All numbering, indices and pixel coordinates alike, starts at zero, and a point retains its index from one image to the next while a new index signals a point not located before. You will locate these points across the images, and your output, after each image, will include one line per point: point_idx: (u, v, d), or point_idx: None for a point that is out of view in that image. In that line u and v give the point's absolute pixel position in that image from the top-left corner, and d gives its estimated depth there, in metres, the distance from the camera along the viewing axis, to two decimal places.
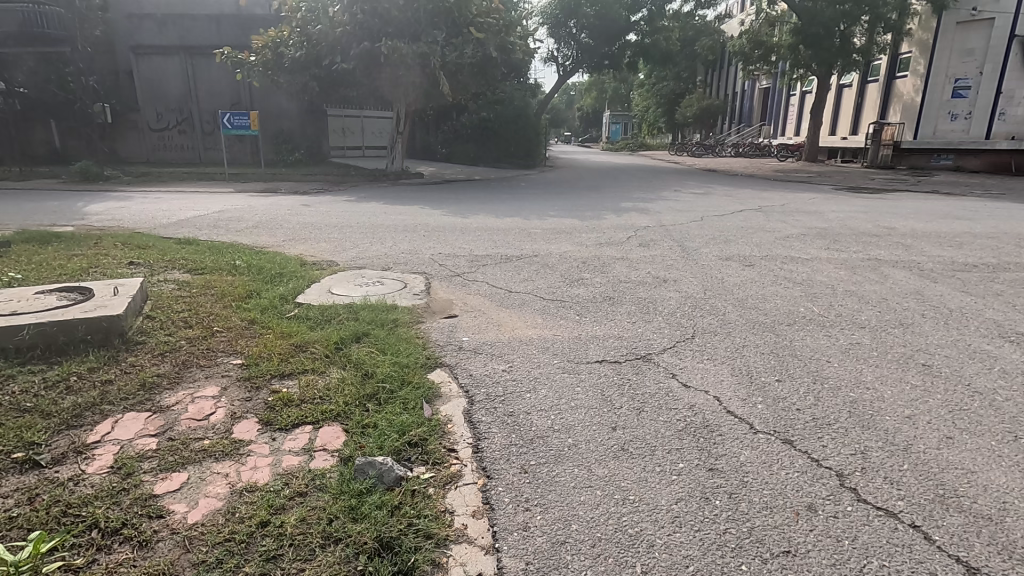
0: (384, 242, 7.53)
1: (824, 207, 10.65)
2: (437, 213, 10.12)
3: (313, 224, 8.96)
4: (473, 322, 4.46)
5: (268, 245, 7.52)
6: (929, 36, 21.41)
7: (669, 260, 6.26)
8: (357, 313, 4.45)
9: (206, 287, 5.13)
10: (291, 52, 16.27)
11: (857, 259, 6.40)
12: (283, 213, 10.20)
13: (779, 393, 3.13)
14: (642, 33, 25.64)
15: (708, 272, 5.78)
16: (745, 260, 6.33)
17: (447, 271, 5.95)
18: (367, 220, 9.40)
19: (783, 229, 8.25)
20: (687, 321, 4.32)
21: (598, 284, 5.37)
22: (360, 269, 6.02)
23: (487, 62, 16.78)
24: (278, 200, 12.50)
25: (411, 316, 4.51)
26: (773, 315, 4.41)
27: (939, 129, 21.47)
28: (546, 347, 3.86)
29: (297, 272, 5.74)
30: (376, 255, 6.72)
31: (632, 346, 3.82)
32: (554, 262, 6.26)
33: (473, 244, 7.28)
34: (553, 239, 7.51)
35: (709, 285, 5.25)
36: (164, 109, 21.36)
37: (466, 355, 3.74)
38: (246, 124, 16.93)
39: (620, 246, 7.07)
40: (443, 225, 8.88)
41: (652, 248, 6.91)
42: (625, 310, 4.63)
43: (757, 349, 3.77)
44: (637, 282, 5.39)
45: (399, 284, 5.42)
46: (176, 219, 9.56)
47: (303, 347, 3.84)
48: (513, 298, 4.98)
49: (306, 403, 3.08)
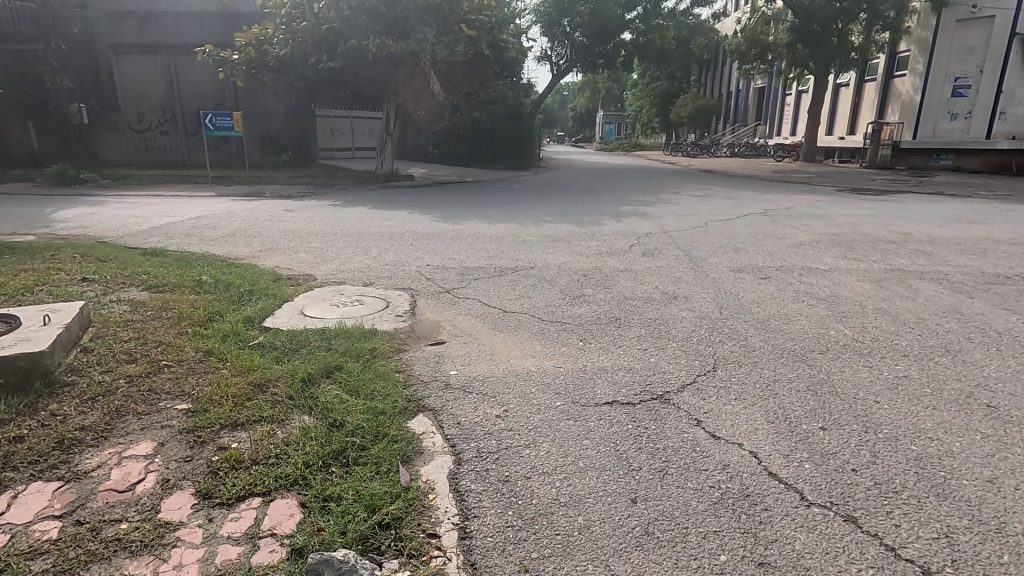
0: (367, 252, 6.99)
1: (832, 211, 10.21)
2: (427, 218, 9.59)
3: (292, 231, 8.41)
4: (462, 350, 3.93)
5: (241, 255, 6.96)
6: (928, 34, 21.08)
7: (677, 273, 5.77)
8: (331, 341, 3.91)
9: (162, 309, 4.55)
10: (276, 50, 15.68)
11: (878, 269, 5.93)
12: (264, 219, 9.64)
13: (828, 447, 2.62)
14: (637, 32, 25.22)
15: (721, 286, 5.29)
16: (758, 272, 5.84)
17: (435, 286, 5.42)
18: (352, 227, 8.85)
19: (794, 235, 7.79)
20: (704, 349, 3.81)
21: (602, 302, 4.85)
22: (339, 284, 5.47)
23: (479, 60, 16.24)
24: (261, 204, 11.92)
25: (392, 343, 3.98)
26: (801, 341, 3.91)
27: (939, 129, 21.11)
28: (546, 382, 3.34)
29: (268, 289, 5.17)
30: (358, 268, 6.19)
31: (644, 382, 3.32)
32: (552, 275, 5.74)
33: (464, 254, 6.76)
34: (550, 248, 7.00)
35: (723, 303, 4.76)
36: (146, 110, 20.70)
37: (454, 394, 3.22)
38: (229, 125, 16.29)
39: (622, 255, 6.57)
40: (433, 231, 8.37)
41: (657, 258, 6.41)
42: (634, 334, 4.11)
43: (791, 385, 3.26)
44: (644, 299, 4.89)
45: (381, 303, 4.87)
46: (148, 226, 8.98)
47: (263, 387, 3.28)
48: (507, 320, 4.47)
49: (257, 465, 2.53)
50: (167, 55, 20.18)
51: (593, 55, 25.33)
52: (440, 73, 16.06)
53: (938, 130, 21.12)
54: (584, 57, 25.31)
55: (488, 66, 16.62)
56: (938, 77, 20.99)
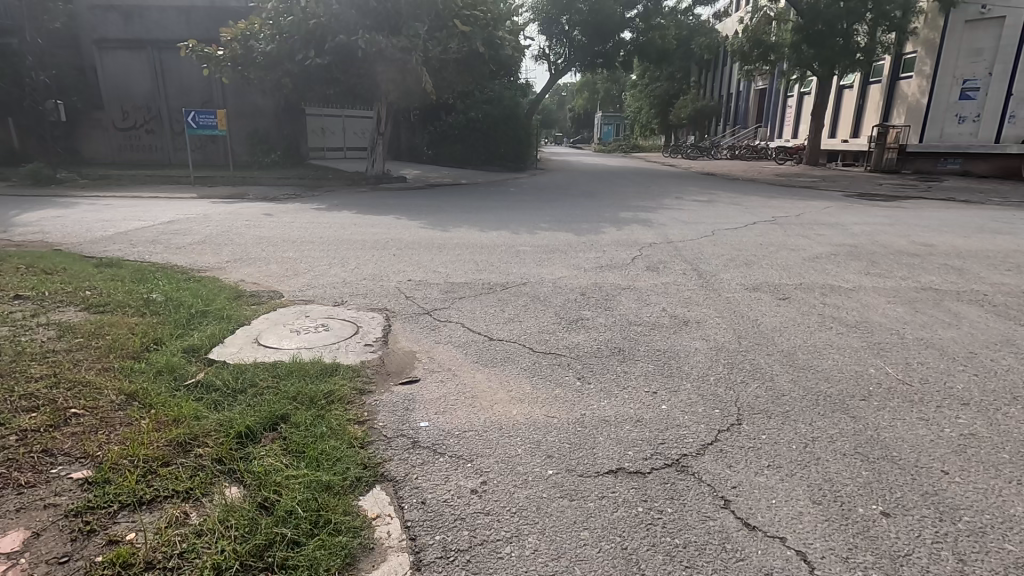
0: (345, 264, 6.38)
1: (845, 219, 9.65)
2: (415, 224, 9.00)
3: (268, 239, 7.81)
4: (438, 392, 3.33)
5: (204, 267, 6.34)
6: (936, 35, 20.53)
7: (685, 291, 5.20)
8: (285, 380, 3.29)
9: (93, 336, 3.92)
10: (261, 46, 15.05)
11: (909, 288, 5.35)
12: (240, 225, 9.01)
13: (898, 547, 2.02)
14: (636, 31, 24.68)
15: (736, 308, 4.71)
16: (775, 290, 5.25)
17: (414, 307, 4.81)
18: (333, 234, 8.24)
19: (808, 246, 7.22)
20: (725, 394, 3.21)
21: (602, 328, 4.26)
22: (306, 304, 4.86)
23: (474, 57, 15.64)
24: (241, 207, 11.29)
25: (355, 382, 3.37)
26: (838, 384, 3.30)
27: (946, 132, 20.60)
28: (535, 442, 2.74)
29: (224, 310, 4.56)
30: (332, 283, 5.58)
31: (655, 442, 2.73)
32: (546, 293, 5.14)
33: (450, 267, 6.16)
34: (545, 260, 6.40)
35: (741, 331, 4.16)
36: (130, 107, 20.04)
37: (421, 458, 2.62)
38: (213, 123, 15.66)
39: (624, 270, 5.98)
40: (420, 240, 7.77)
41: (663, 274, 5.83)
42: (641, 372, 3.51)
43: (836, 445, 2.66)
44: (651, 325, 4.31)
45: (349, 329, 4.25)
46: (112, 231, 8.35)
47: (187, 445, 2.65)
48: (492, 350, 3.88)
49: (152, 571, 1.93)
50: (152, 51, 19.53)
51: (592, 54, 24.76)
52: (433, 71, 15.44)
53: (945, 133, 20.63)
54: (583, 57, 24.72)
55: (483, 64, 16.01)
56: (945, 79, 20.47)
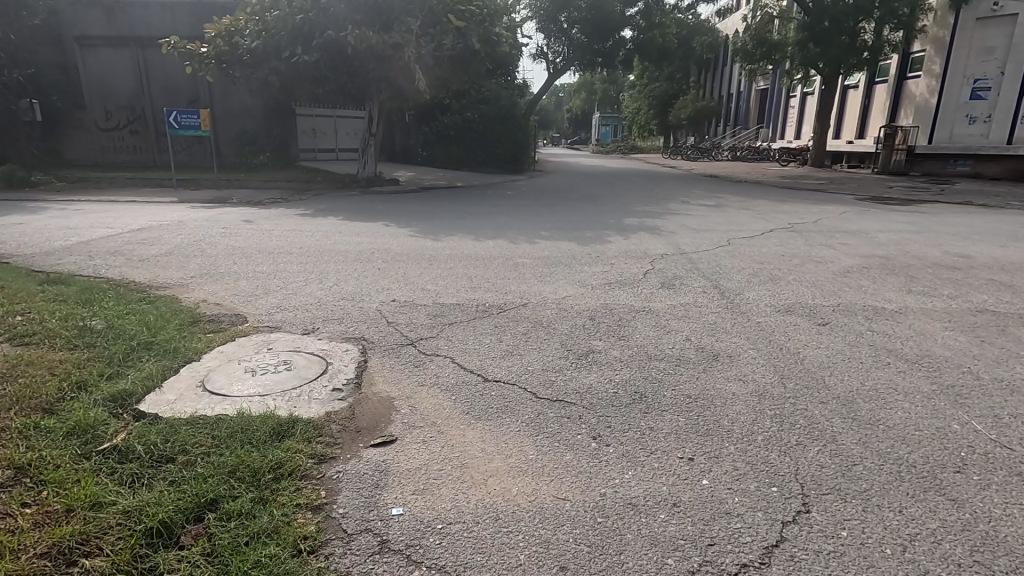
0: (322, 280, 5.70)
1: (867, 226, 9.02)
2: (405, 232, 8.33)
3: (242, 250, 7.13)
4: (419, 457, 2.65)
5: (165, 283, 5.65)
6: (946, 33, 19.93)
7: (708, 315, 4.56)
8: (225, 445, 2.61)
9: (1, 378, 3.22)
10: (247, 43, 14.34)
11: (961, 309, 4.73)
12: (215, 233, 8.33)
13: None
14: (637, 29, 24.04)
15: (771, 337, 4.06)
16: (812, 313, 4.59)
17: (396, 335, 4.14)
18: (314, 243, 7.56)
19: (835, 258, 6.59)
20: (781, 462, 2.54)
21: (616, 365, 3.58)
22: (269, 334, 4.16)
23: (469, 55, 14.98)
24: (221, 212, 10.61)
25: (313, 445, 2.67)
26: (920, 449, 2.63)
27: (956, 133, 19.99)
28: (542, 544, 2.08)
29: (172, 342, 3.87)
30: (304, 304, 4.90)
31: (702, 543, 2.06)
32: (550, 317, 4.47)
33: (441, 283, 5.49)
34: (546, 276, 5.73)
35: (782, 369, 3.50)
36: (114, 107, 19.36)
37: (390, 571, 1.95)
38: (196, 124, 14.94)
39: (636, 287, 5.32)
40: (409, 250, 7.09)
41: (680, 292, 5.19)
42: (672, 428, 2.85)
43: (946, 554, 1.99)
44: (675, 360, 3.65)
45: (315, 367, 3.55)
46: (74, 241, 7.65)
47: (72, 557, 1.97)
48: (485, 397, 3.20)
49: None
50: (136, 49, 18.82)
51: (591, 53, 24.11)
52: (426, 69, 14.78)
53: (954, 134, 20.02)
54: (582, 56, 24.07)
55: (479, 61, 15.34)
56: (955, 79, 19.88)
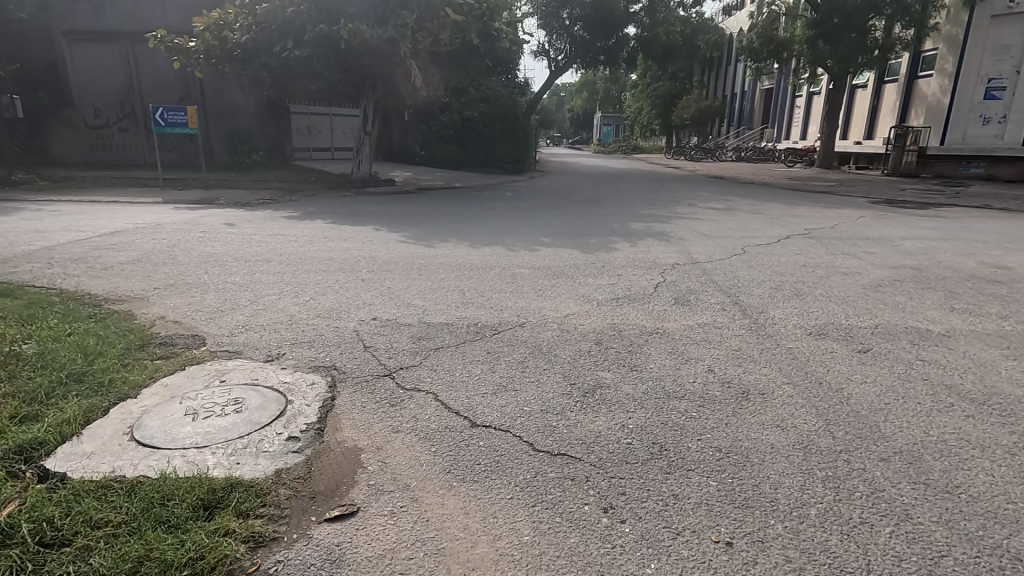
0: (298, 293, 5.15)
1: (889, 232, 8.44)
2: (395, 237, 7.78)
3: (217, 257, 6.57)
4: (386, 539, 2.09)
5: (123, 296, 5.09)
6: (959, 31, 19.37)
7: (730, 339, 4.00)
8: (133, 527, 2.05)
9: None
10: (236, 37, 13.77)
11: (1017, 332, 4.18)
12: (194, 237, 7.78)
13: None
14: (642, 26, 23.49)
15: (806, 368, 3.50)
16: (849, 338, 4.02)
17: (371, 363, 3.59)
18: (297, 249, 7.00)
19: (862, 269, 6.04)
20: (848, 554, 1.98)
21: (628, 406, 3.03)
22: (225, 363, 3.58)
23: (468, 52, 14.41)
24: (205, 214, 10.06)
25: (251, 523, 2.12)
26: (1021, 531, 2.07)
27: (969, 134, 19.43)
28: None
29: (110, 374, 3.30)
30: (273, 323, 4.35)
31: None
32: (549, 341, 3.92)
33: (430, 298, 4.95)
34: (547, 288, 5.18)
35: (826, 411, 2.96)
36: (103, 104, 18.80)
37: None
38: (183, 121, 14.36)
39: (647, 304, 4.78)
40: (397, 258, 6.54)
41: (697, 309, 4.64)
42: (702, 499, 2.28)
43: None
44: (698, 399, 3.10)
45: (270, 407, 2.98)
46: (38, 245, 7.09)
47: None
48: (472, 450, 2.65)
49: None
50: (125, 44, 18.23)
51: (594, 51, 23.54)
52: (423, 65, 14.23)
53: (967, 136, 19.47)
54: (585, 53, 23.52)
55: (478, 58, 14.77)
56: (969, 78, 19.31)
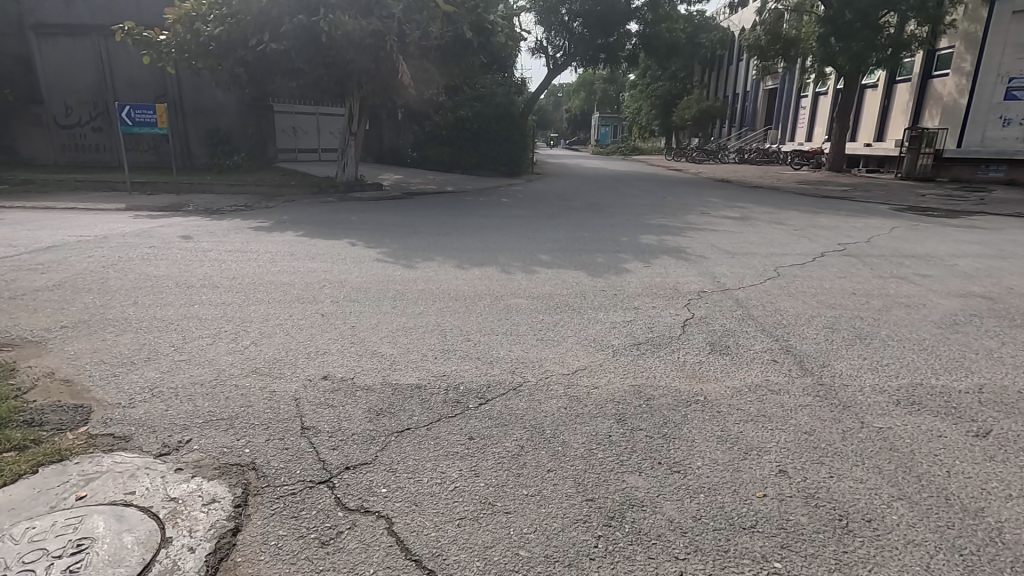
0: (238, 335, 4.12)
1: (933, 247, 7.49)
2: (374, 254, 6.80)
3: (155, 282, 5.53)
4: None
5: (15, 339, 4.04)
6: (978, 28, 18.44)
7: (799, 415, 2.97)
8: None
9: None
10: (209, 29, 12.67)
11: None
12: (139, 253, 6.73)
13: None
14: (644, 23, 22.51)
15: (917, 469, 2.49)
16: (955, 411, 3.01)
17: (306, 460, 2.55)
18: (255, 271, 5.95)
19: (925, 299, 5.07)
20: None
21: (677, 555, 2.00)
22: (95, 463, 2.51)
23: (461, 46, 13.35)
24: (164, 224, 9.00)
25: None
26: None
27: (988, 137, 18.44)
28: None
29: None
30: (192, 384, 3.31)
31: None
32: (555, 421, 2.87)
33: (400, 344, 3.92)
34: (549, 329, 4.18)
35: (980, 565, 1.94)
36: (73, 101, 17.68)
37: None
38: (152, 120, 13.27)
39: (678, 354, 3.77)
40: (371, 282, 5.53)
41: (741, 364, 3.63)
42: None
43: None
44: (782, 538, 2.07)
45: (129, 558, 1.94)
46: None
47: None
48: None
49: None
50: (97, 38, 17.11)
51: (594, 48, 22.58)
52: (412, 60, 13.17)
53: (986, 138, 18.52)
54: (585, 51, 22.60)
55: (471, 54, 13.73)
56: (988, 77, 18.34)
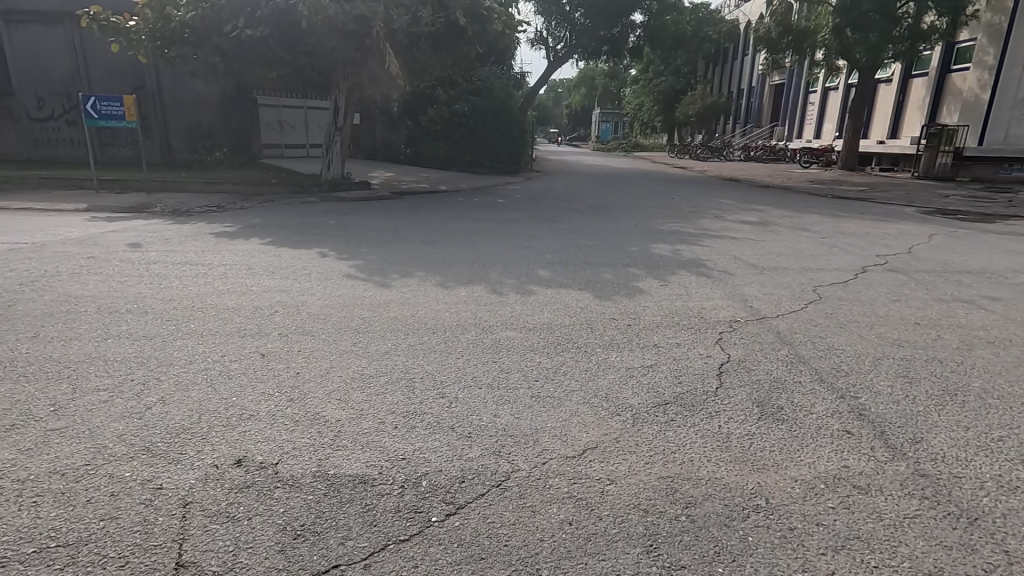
0: (144, 390, 3.16)
1: (985, 260, 6.56)
2: (345, 268, 5.88)
3: (77, 306, 4.58)
4: None
5: None
6: (1001, 18, 17.30)
7: (916, 543, 2.01)
8: None
9: None
10: (180, 14, 11.64)
11: None
12: (70, 266, 5.76)
13: None
14: (649, 13, 21.45)
15: None
16: None
17: None
18: (202, 291, 5.01)
19: (1010, 332, 4.12)
20: None
21: None
22: None
23: (454, 34, 12.33)
24: (117, 228, 8.04)
25: None
26: None
27: (1011, 134, 17.55)
28: None
29: None
30: (49, 479, 2.35)
31: None
32: (553, 557, 1.93)
33: (350, 405, 2.96)
34: (551, 382, 3.22)
35: None
36: (46, 93, 16.65)
37: None
38: (120, 113, 12.31)
39: (719, 423, 2.82)
40: (335, 306, 4.59)
41: (809, 441, 2.68)
42: None
43: None
44: None
45: None
46: None
47: None
48: None
49: None
50: (70, 25, 16.08)
51: (596, 40, 21.54)
52: (401, 49, 12.16)
53: (1010, 135, 17.58)
54: (586, 43, 21.56)
55: (465, 43, 12.72)
56: (1012, 71, 17.32)
